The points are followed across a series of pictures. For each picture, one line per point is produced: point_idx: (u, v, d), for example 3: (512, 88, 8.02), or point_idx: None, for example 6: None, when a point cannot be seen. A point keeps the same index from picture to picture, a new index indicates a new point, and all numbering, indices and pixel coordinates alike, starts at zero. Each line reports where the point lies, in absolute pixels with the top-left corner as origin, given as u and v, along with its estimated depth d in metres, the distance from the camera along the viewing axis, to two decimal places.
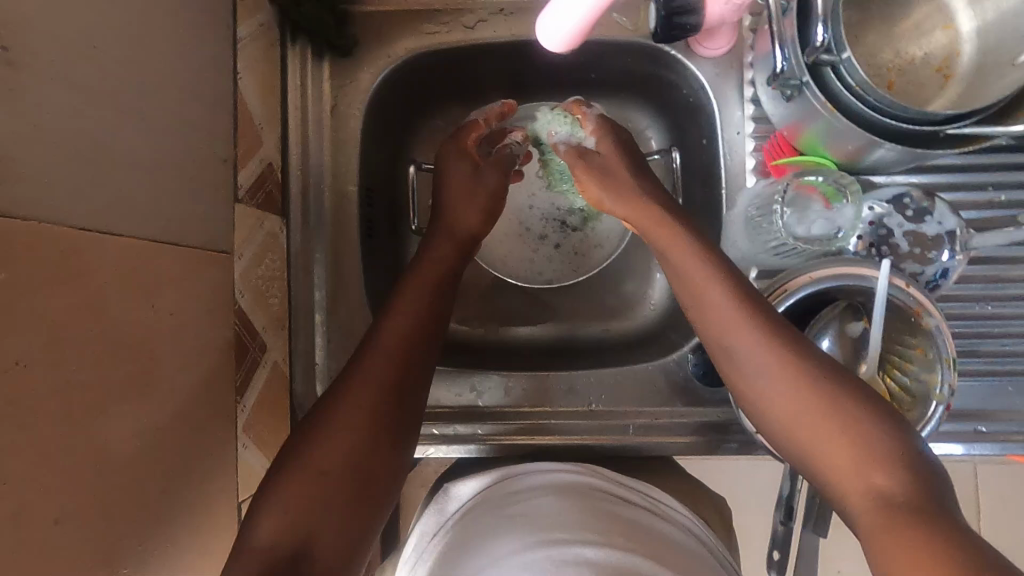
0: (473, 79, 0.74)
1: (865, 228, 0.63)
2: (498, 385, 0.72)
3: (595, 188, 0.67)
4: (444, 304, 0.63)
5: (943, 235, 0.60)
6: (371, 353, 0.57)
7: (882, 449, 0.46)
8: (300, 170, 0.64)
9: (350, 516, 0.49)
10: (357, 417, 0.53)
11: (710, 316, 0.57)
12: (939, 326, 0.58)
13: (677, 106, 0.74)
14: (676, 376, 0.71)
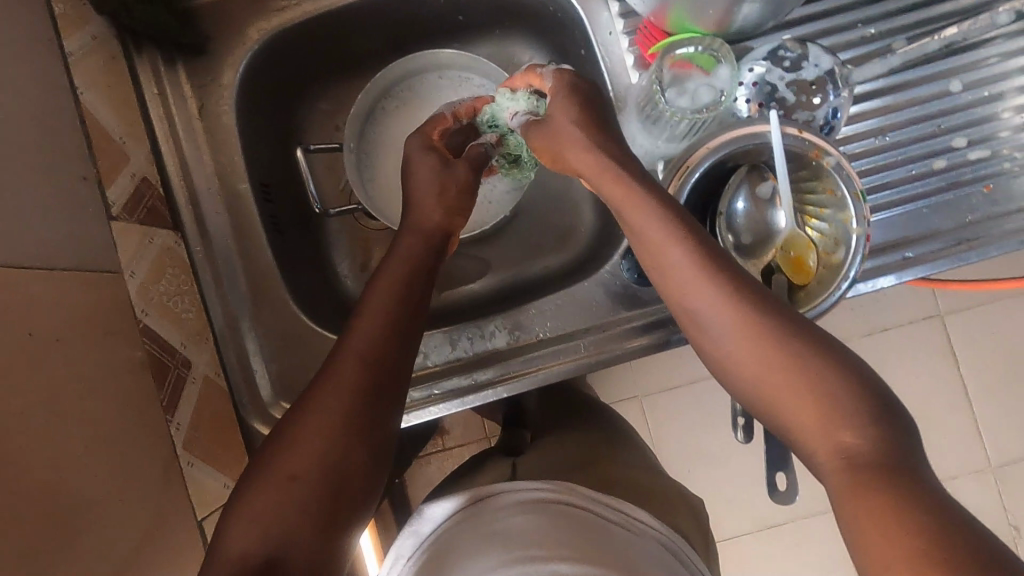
0: (342, 47, 0.73)
1: (750, 91, 0.62)
2: (443, 341, 0.67)
3: (552, 151, 0.61)
4: (419, 296, 0.59)
5: (823, 76, 0.60)
6: (344, 352, 0.54)
7: (848, 406, 0.44)
8: (181, 178, 0.65)
9: (324, 524, 0.47)
10: (328, 420, 0.50)
11: (664, 261, 0.54)
12: (838, 162, 0.57)
13: (549, 25, 0.73)
14: (614, 287, 0.67)
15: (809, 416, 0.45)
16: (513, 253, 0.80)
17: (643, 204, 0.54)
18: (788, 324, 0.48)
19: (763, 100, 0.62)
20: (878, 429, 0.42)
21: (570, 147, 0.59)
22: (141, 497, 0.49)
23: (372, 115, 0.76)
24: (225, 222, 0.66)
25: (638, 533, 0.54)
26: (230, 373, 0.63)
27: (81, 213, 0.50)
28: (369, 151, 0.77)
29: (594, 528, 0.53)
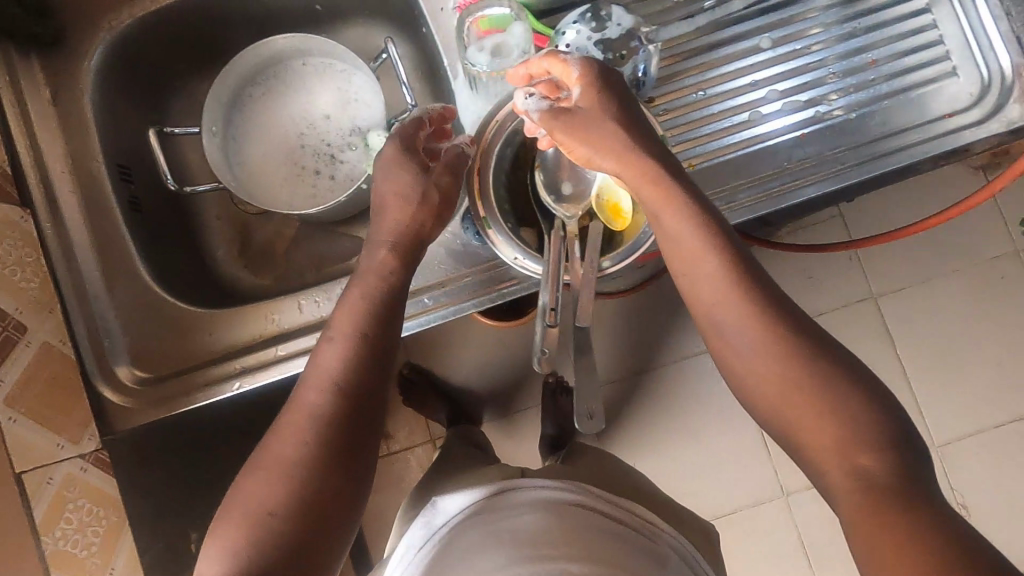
0: (201, 36, 0.77)
1: (568, 53, 0.65)
2: (292, 305, 0.69)
3: (585, 147, 0.59)
4: (389, 319, 0.60)
5: (626, 34, 0.65)
6: (310, 380, 0.56)
7: (867, 429, 0.49)
8: (33, 162, 0.68)
9: (309, 547, 0.50)
10: (300, 452, 0.52)
11: (680, 256, 0.58)
12: (638, 112, 0.62)
13: (396, 10, 0.78)
14: (455, 246, 0.70)
15: (833, 442, 0.49)
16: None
17: (681, 218, 0.57)
18: (793, 331, 0.54)
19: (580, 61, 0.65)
20: (898, 458, 0.48)
21: (603, 147, 0.59)
22: None
23: (237, 104, 0.80)
24: (80, 205, 0.68)
25: (645, 533, 0.66)
26: (78, 342, 0.66)
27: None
28: (235, 134, 0.80)
29: (617, 532, 0.64)
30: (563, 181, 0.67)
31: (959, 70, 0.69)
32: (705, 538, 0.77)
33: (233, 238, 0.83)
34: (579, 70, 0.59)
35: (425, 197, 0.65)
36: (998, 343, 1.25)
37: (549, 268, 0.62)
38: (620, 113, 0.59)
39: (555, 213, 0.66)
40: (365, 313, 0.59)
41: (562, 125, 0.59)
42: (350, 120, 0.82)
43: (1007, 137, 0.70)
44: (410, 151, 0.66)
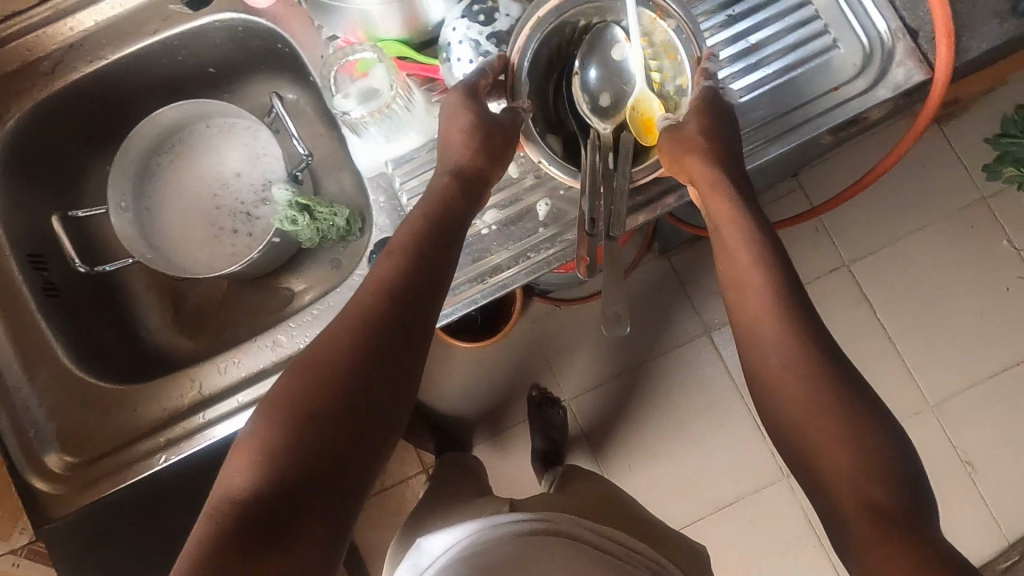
0: (100, 115, 0.78)
1: (456, 55, 0.65)
2: (213, 368, 0.69)
3: (682, 154, 0.61)
4: (448, 243, 0.59)
5: (515, 24, 0.65)
6: (363, 291, 0.56)
7: (852, 445, 0.47)
8: None
9: (342, 458, 0.48)
10: (343, 360, 0.51)
11: (736, 268, 0.57)
12: (679, 24, 0.61)
13: (288, 62, 0.79)
14: None
15: (831, 463, 0.48)
16: (323, 269, 0.83)
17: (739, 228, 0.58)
18: (788, 354, 0.52)
19: (477, 61, 0.65)
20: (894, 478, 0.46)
21: (700, 155, 0.60)
22: None
23: (145, 176, 0.81)
24: None
25: (636, 562, 0.66)
26: (6, 435, 0.67)
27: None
28: (147, 204, 0.81)
29: (603, 560, 0.66)
30: (597, 90, 0.66)
31: (838, 43, 0.70)
32: (683, 549, 0.76)
33: (165, 308, 0.83)
34: (700, 90, 0.61)
35: (487, 137, 0.62)
36: (979, 292, 1.23)
37: (584, 179, 0.61)
38: (713, 126, 0.61)
39: (592, 122, 0.65)
40: (424, 228, 0.59)
41: (667, 136, 0.62)
42: (260, 174, 0.82)
43: (901, 99, 0.70)
44: (471, 97, 0.62)
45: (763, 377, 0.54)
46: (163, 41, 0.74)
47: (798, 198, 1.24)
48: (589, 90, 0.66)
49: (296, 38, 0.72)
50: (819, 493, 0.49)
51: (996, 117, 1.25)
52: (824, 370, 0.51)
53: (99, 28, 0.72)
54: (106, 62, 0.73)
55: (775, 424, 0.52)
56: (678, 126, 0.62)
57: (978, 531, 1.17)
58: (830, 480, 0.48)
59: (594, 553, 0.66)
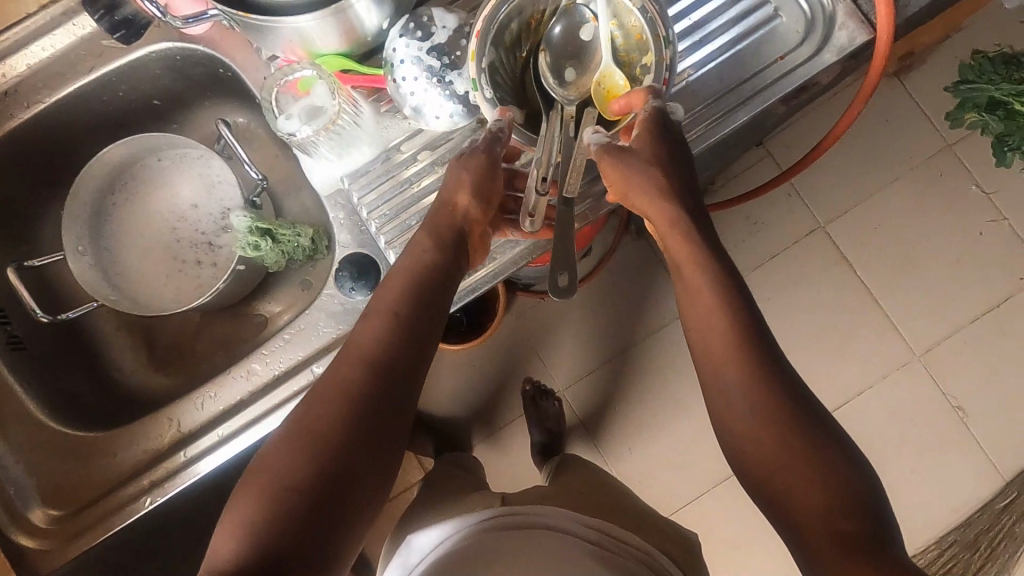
0: (47, 162, 0.77)
1: (399, 67, 0.64)
2: (190, 404, 0.68)
3: (624, 186, 0.62)
4: (430, 299, 0.59)
5: (454, 34, 0.65)
6: (345, 357, 0.56)
7: (807, 457, 0.50)
8: None
9: (325, 530, 0.49)
10: (329, 430, 0.52)
11: (693, 312, 0.59)
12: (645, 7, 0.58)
13: (232, 85, 0.78)
14: (334, 306, 0.68)
15: (794, 474, 0.50)
16: (294, 291, 0.83)
17: (697, 268, 0.59)
18: (746, 367, 0.55)
19: (419, 76, 0.64)
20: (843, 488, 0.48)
21: (649, 190, 0.61)
22: None
23: (100, 218, 0.79)
24: None
25: (625, 553, 0.69)
26: None
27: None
28: (105, 244, 0.79)
29: (592, 552, 0.68)
30: (562, 67, 0.65)
31: (780, 11, 0.70)
32: (675, 538, 0.78)
33: (138, 347, 0.82)
34: (648, 113, 0.60)
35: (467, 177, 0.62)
36: (952, 242, 1.24)
37: (547, 147, 0.61)
38: (661, 156, 0.61)
39: (557, 95, 0.64)
40: (408, 286, 0.59)
41: (607, 158, 0.61)
42: (217, 202, 0.81)
43: (848, 62, 0.70)
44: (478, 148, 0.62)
45: (715, 385, 0.56)
46: (100, 78, 0.72)
47: (767, 166, 1.24)
48: (554, 70, 0.65)
49: (233, 60, 0.70)
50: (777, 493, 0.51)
51: (953, 65, 1.25)
52: (772, 383, 0.53)
53: (32, 71, 0.71)
54: (45, 105, 0.72)
55: (722, 421, 0.55)
56: (630, 151, 0.62)
57: (974, 476, 1.19)
58: (785, 490, 0.50)
59: (576, 540, 0.69)
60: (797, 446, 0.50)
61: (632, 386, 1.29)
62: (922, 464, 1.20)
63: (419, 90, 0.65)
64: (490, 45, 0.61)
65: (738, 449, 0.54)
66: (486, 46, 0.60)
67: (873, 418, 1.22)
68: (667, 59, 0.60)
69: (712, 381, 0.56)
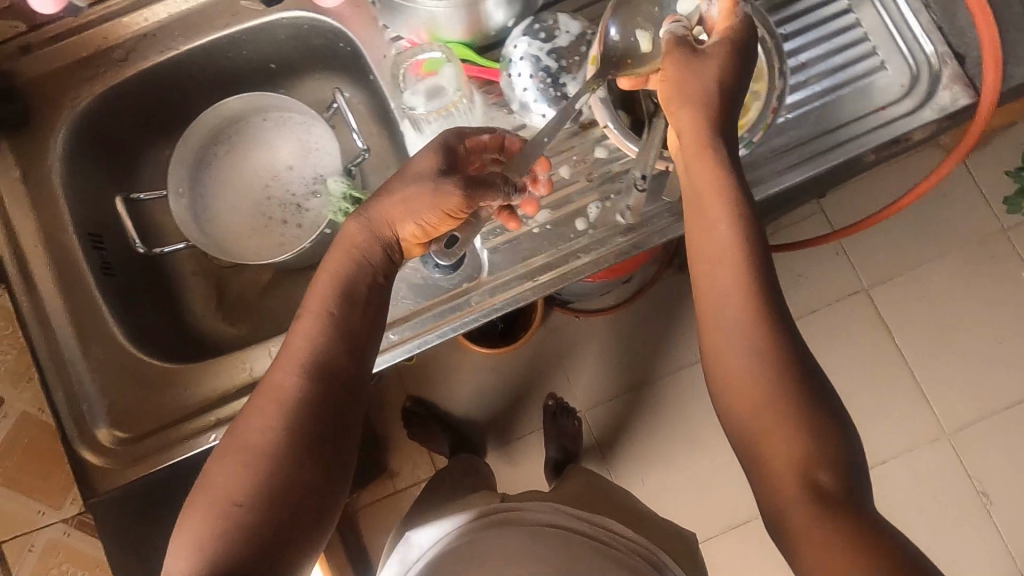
0: (163, 106, 0.81)
1: (519, 63, 0.68)
2: (264, 351, 0.71)
3: (671, 87, 0.54)
4: (366, 298, 0.58)
5: (576, 40, 0.68)
6: (278, 365, 0.55)
7: (810, 418, 0.47)
8: (11, 241, 0.71)
9: (278, 537, 0.49)
10: (267, 447, 0.51)
11: (718, 259, 0.52)
12: (764, 37, 0.63)
13: (346, 60, 0.81)
14: (416, 281, 0.71)
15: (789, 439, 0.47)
16: None
17: (721, 212, 0.52)
18: (771, 320, 0.50)
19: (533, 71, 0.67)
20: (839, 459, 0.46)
21: (695, 110, 0.53)
22: None
23: (199, 165, 0.83)
24: (59, 275, 0.71)
25: (621, 546, 0.73)
26: (58, 405, 0.68)
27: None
28: (202, 192, 0.83)
29: (585, 544, 0.72)
30: None
31: (886, 64, 0.72)
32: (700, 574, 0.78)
33: (209, 294, 0.84)
34: (740, 20, 0.54)
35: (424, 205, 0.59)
36: (994, 323, 1.24)
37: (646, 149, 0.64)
38: (729, 73, 0.54)
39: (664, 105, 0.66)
40: (339, 286, 0.57)
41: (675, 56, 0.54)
42: (311, 168, 0.85)
43: (945, 122, 0.72)
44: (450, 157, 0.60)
45: (716, 324, 0.52)
46: (231, 35, 0.77)
47: (822, 221, 1.26)
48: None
49: (359, 37, 0.75)
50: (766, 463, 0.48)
51: (1017, 152, 1.27)
52: (779, 335, 0.50)
53: (172, 19, 0.75)
54: (177, 53, 0.76)
55: (718, 375, 0.51)
56: (701, 54, 0.54)
57: (989, 564, 1.17)
58: (777, 457, 0.47)
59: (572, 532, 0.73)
60: (792, 409, 0.48)
61: (656, 418, 1.29)
62: (939, 545, 1.18)
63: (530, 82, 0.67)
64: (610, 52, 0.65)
65: (728, 400, 0.51)
66: (609, 52, 0.64)
67: (895, 488, 1.20)
68: (776, 88, 0.63)
69: (711, 321, 0.52)
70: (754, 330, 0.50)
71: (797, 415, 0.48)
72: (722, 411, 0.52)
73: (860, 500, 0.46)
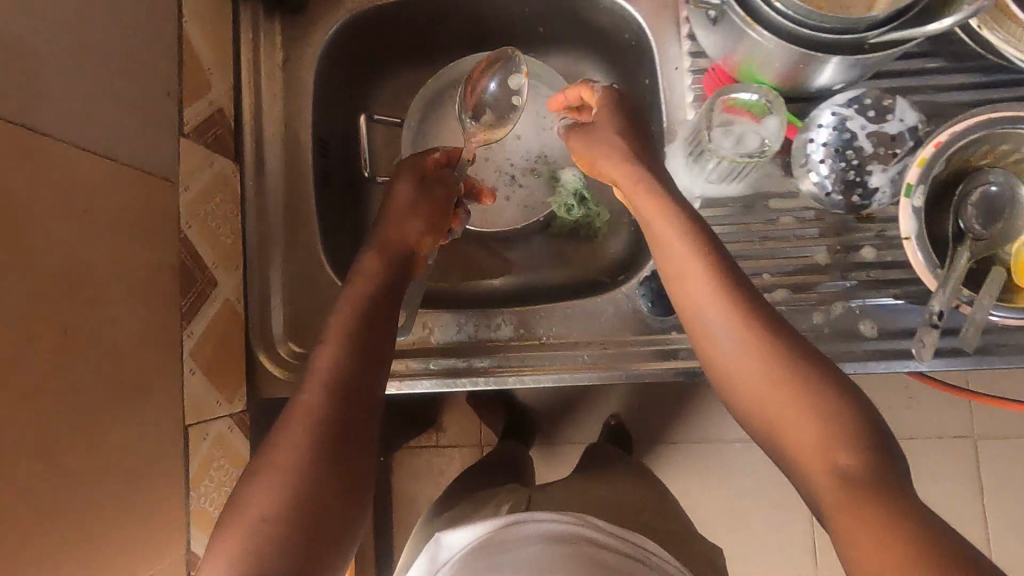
0: (424, 35, 0.78)
1: (830, 134, 0.63)
2: (451, 322, 0.68)
3: (579, 145, 0.64)
4: (381, 324, 0.57)
5: (905, 132, 0.62)
6: (303, 384, 0.52)
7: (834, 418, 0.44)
8: (254, 119, 0.70)
9: (303, 556, 0.44)
10: (293, 473, 0.47)
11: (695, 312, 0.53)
12: None
13: (621, 53, 0.76)
14: (624, 310, 0.67)
15: (804, 430, 0.45)
16: (552, 262, 0.81)
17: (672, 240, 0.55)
18: (772, 326, 0.50)
19: (831, 142, 0.63)
20: (876, 454, 0.43)
21: (620, 152, 0.60)
22: (155, 392, 0.52)
23: (434, 102, 0.79)
24: (286, 170, 0.70)
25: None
26: (250, 304, 0.67)
27: (140, 111, 0.52)
28: (426, 130, 0.79)
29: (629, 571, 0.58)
30: (994, 219, 0.59)
31: None
32: None
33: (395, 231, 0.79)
34: (602, 95, 0.63)
35: (416, 207, 0.65)
36: None
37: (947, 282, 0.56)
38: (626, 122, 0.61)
39: (979, 237, 0.59)
40: (354, 311, 0.57)
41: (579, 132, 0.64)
42: (541, 146, 0.81)
43: None
44: (421, 174, 0.68)
45: (711, 357, 0.52)
46: None
47: None
48: (982, 214, 0.60)
49: (656, 41, 0.69)
50: (796, 477, 0.46)
51: None
52: (773, 340, 0.49)
53: None
54: None
55: (739, 404, 0.50)
56: (591, 125, 0.63)
57: None
58: (793, 437, 0.45)
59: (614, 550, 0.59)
60: (800, 396, 0.46)
61: None
62: None
63: (822, 154, 0.63)
64: (941, 161, 0.58)
65: (751, 415, 0.49)
66: (942, 159, 0.57)
67: None
68: None
69: (704, 342, 0.52)
70: (754, 339, 0.49)
71: (803, 398, 0.46)
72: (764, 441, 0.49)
73: (896, 479, 0.42)
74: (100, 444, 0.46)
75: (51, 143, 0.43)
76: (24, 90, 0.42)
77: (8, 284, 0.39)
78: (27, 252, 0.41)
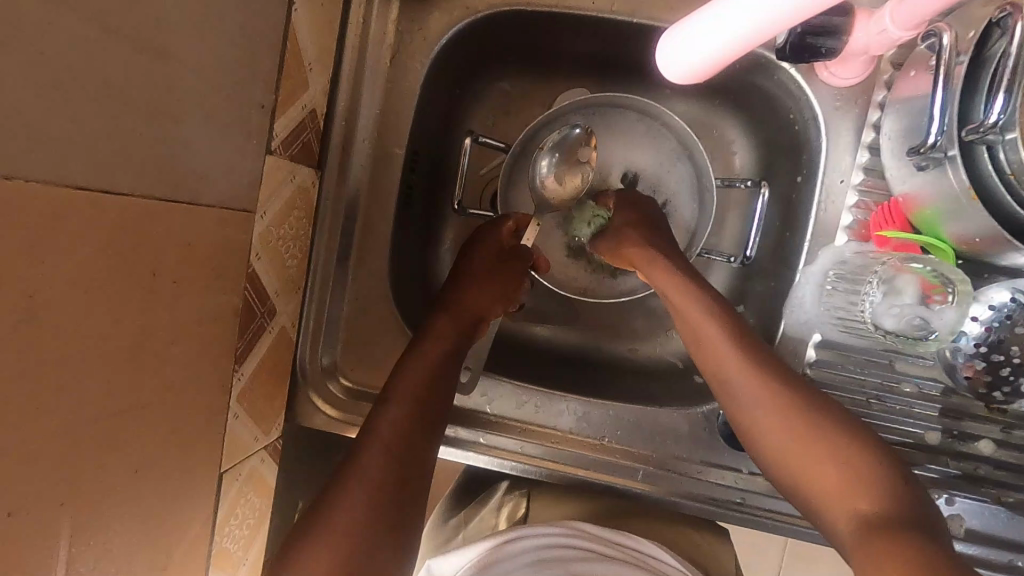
0: (552, 49, 0.67)
1: (996, 319, 0.55)
2: (511, 396, 0.63)
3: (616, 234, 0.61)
4: (444, 392, 0.57)
5: None
6: (362, 442, 0.52)
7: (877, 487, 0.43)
8: (346, 120, 0.60)
9: None
10: (348, 537, 0.46)
11: (709, 354, 0.53)
12: None
13: (776, 132, 0.64)
14: (700, 431, 0.62)
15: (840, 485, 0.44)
16: (632, 335, 0.72)
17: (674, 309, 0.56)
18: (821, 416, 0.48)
19: (994, 327, 0.55)
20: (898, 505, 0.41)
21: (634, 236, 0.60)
22: (201, 449, 0.47)
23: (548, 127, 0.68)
24: (369, 183, 0.62)
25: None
26: (303, 327, 0.61)
27: (229, 131, 0.44)
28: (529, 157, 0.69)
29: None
30: None
31: None
32: None
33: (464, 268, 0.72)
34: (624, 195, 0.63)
35: (490, 279, 0.63)
36: None
37: None
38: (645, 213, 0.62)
39: None
40: (423, 373, 0.56)
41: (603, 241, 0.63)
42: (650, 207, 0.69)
43: None
44: (500, 245, 0.64)
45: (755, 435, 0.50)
46: None
47: None
48: None
49: (829, 142, 0.58)
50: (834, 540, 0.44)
51: None
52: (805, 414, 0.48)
53: None
54: (623, 19, 0.61)
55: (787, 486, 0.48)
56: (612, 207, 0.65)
57: None
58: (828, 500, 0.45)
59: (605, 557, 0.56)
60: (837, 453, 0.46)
61: None
62: None
63: (978, 335, 0.55)
64: None
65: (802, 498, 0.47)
66: None
67: None
68: None
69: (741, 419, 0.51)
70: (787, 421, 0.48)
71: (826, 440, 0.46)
72: (787, 493, 0.48)
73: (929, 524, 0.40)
74: (144, 522, 0.41)
75: (123, 192, 0.36)
76: (98, 129, 0.34)
77: (54, 377, 0.33)
78: (90, 334, 0.35)
